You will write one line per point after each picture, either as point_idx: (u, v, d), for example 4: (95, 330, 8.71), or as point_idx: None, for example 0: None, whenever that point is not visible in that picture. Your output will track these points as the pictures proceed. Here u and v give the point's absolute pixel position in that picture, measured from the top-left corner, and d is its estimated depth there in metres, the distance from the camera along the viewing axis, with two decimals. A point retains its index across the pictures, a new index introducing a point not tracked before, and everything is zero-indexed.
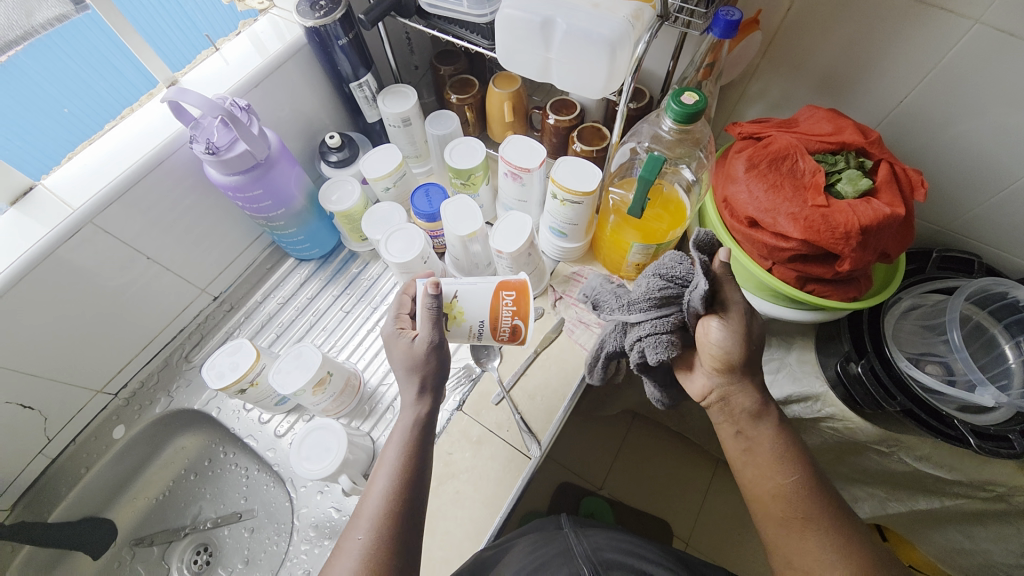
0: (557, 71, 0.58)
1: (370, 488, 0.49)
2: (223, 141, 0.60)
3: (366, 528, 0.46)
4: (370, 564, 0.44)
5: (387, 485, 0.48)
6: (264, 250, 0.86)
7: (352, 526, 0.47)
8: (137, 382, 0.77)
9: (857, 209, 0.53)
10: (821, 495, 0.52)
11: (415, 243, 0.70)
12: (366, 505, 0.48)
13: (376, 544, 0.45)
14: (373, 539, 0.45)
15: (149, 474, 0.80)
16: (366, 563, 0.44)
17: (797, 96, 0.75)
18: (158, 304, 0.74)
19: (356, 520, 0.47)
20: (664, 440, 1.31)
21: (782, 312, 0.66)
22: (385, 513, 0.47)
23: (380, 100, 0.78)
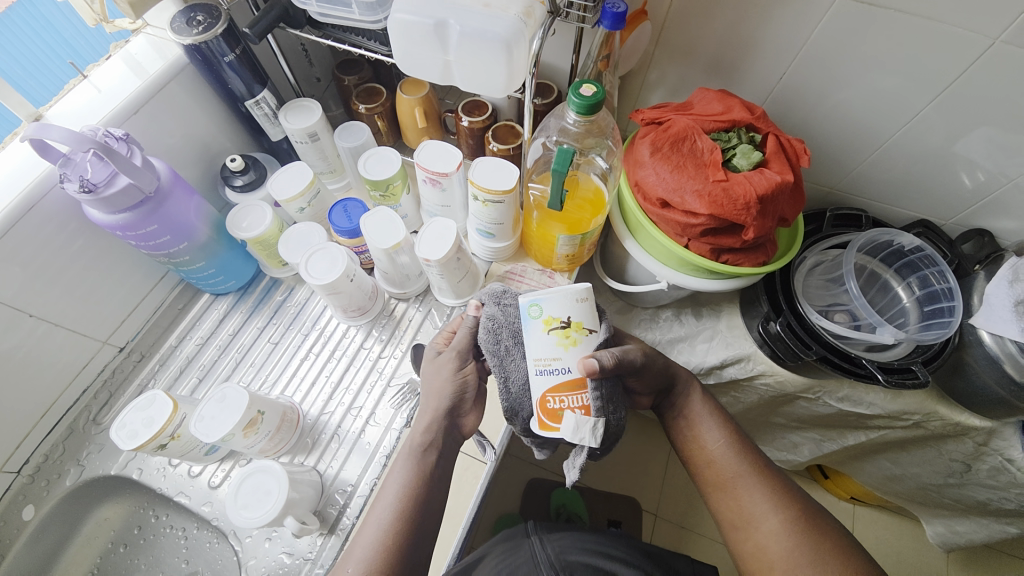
0: (458, 73, 0.57)
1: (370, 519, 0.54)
2: (99, 177, 0.54)
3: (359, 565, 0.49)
4: None
5: (387, 516, 0.52)
6: (173, 289, 0.79)
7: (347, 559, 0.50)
8: (41, 455, 0.68)
9: (752, 181, 0.57)
10: (750, 450, 0.62)
11: (338, 261, 0.67)
12: (364, 535, 0.52)
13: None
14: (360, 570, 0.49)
15: (70, 555, 0.71)
16: None
17: (692, 79, 0.79)
18: (52, 365, 0.66)
19: (352, 554, 0.51)
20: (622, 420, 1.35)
21: (703, 284, 0.70)
22: (382, 546, 0.50)
23: (281, 116, 0.74)
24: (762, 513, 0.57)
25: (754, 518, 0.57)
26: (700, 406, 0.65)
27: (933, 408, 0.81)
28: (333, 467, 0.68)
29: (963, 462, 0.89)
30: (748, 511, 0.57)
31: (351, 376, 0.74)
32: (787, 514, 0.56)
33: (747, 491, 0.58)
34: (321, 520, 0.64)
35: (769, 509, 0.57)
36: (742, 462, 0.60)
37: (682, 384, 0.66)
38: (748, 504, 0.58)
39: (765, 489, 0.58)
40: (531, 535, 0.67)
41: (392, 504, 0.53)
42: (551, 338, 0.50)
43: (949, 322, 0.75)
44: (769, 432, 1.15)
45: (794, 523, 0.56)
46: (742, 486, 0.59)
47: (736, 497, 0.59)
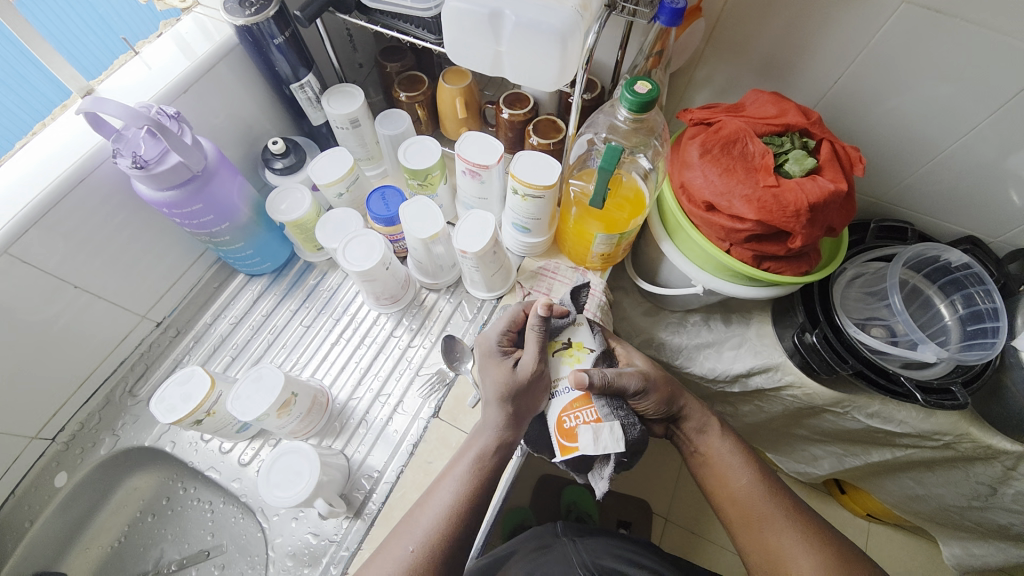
0: (509, 65, 0.56)
1: (426, 503, 0.55)
2: (151, 153, 0.55)
3: (418, 544, 0.51)
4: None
5: (452, 499, 0.53)
6: (210, 268, 0.80)
7: (405, 536, 0.52)
8: (77, 423, 0.70)
9: (804, 188, 0.55)
10: (778, 486, 0.62)
11: (376, 249, 0.67)
12: (419, 519, 0.53)
13: (424, 558, 0.50)
14: (423, 552, 0.50)
15: (101, 520, 0.73)
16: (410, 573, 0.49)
17: (741, 80, 0.77)
18: (91, 335, 0.67)
19: (411, 529, 0.53)
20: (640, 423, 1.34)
21: (741, 291, 0.69)
22: (440, 530, 0.51)
23: (324, 101, 0.74)
24: (792, 551, 0.56)
25: (786, 559, 0.56)
26: (722, 442, 0.64)
27: (966, 430, 0.78)
28: (360, 452, 0.69)
29: (990, 485, 0.86)
30: (777, 551, 0.57)
31: (380, 363, 0.75)
32: (818, 552, 0.56)
33: (776, 529, 0.58)
34: (347, 503, 0.65)
35: (799, 548, 0.56)
36: (770, 500, 0.60)
37: (699, 419, 0.66)
38: (776, 541, 0.57)
39: (796, 526, 0.58)
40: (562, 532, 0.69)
41: (459, 482, 0.54)
42: (557, 361, 0.60)
43: (992, 344, 0.72)
44: (788, 443, 1.14)
45: (827, 563, 0.55)
46: (769, 525, 0.59)
47: (766, 536, 0.58)
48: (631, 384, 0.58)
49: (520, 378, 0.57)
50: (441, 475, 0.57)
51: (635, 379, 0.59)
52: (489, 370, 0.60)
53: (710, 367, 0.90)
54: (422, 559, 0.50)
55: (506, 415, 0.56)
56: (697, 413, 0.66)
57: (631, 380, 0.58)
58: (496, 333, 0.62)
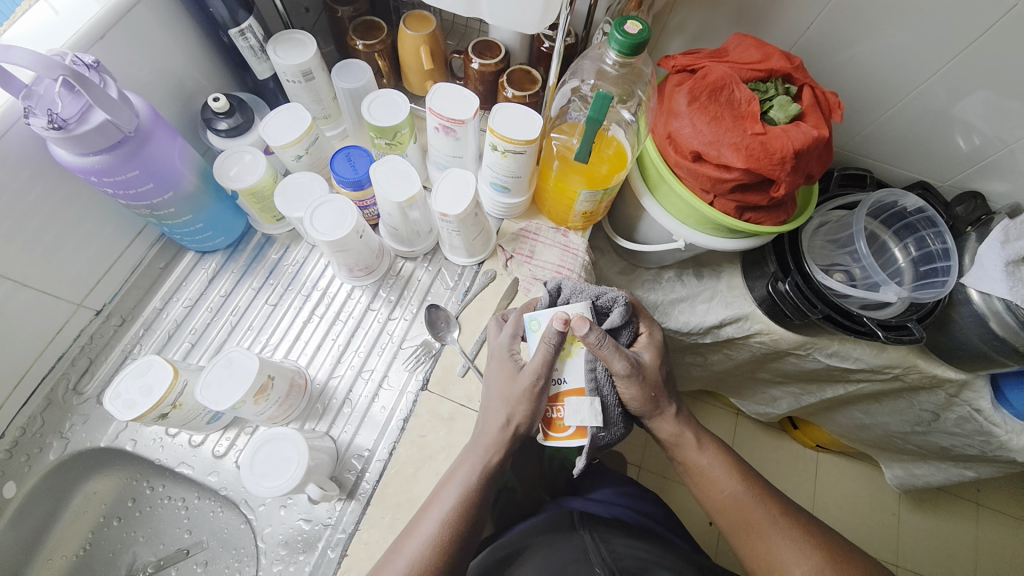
0: (486, 4, 0.51)
1: (409, 539, 0.53)
2: (71, 111, 0.46)
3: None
4: None
5: (435, 533, 0.52)
6: (152, 247, 0.71)
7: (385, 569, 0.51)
8: (17, 429, 0.61)
9: (790, 135, 0.55)
10: (766, 493, 0.63)
11: (347, 216, 0.61)
12: (404, 549, 0.52)
13: None
14: None
15: (58, 531, 0.66)
16: None
17: (716, 25, 0.75)
18: (19, 330, 0.58)
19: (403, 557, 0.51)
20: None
21: (721, 243, 0.70)
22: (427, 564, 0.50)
23: (270, 51, 0.65)
24: (785, 560, 0.58)
25: (784, 566, 0.58)
26: (710, 458, 0.63)
27: (913, 361, 0.85)
28: (347, 433, 0.66)
29: (932, 411, 0.96)
30: (773, 557, 0.59)
31: (359, 339, 0.71)
32: (809, 558, 0.58)
33: (772, 538, 0.60)
34: (339, 485, 0.62)
35: (791, 556, 0.58)
36: (762, 510, 0.61)
37: (675, 436, 0.64)
38: (770, 550, 0.59)
39: (787, 531, 0.60)
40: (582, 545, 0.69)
41: (460, 487, 0.54)
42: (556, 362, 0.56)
43: (944, 282, 0.77)
44: (751, 387, 1.21)
45: (817, 564, 0.57)
46: (762, 533, 0.60)
47: (763, 545, 0.60)
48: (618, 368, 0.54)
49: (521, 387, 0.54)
50: (426, 503, 0.56)
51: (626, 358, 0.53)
52: (494, 379, 0.58)
53: (684, 321, 0.92)
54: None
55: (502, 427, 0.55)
56: (674, 430, 0.63)
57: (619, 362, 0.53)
58: (507, 334, 0.59)
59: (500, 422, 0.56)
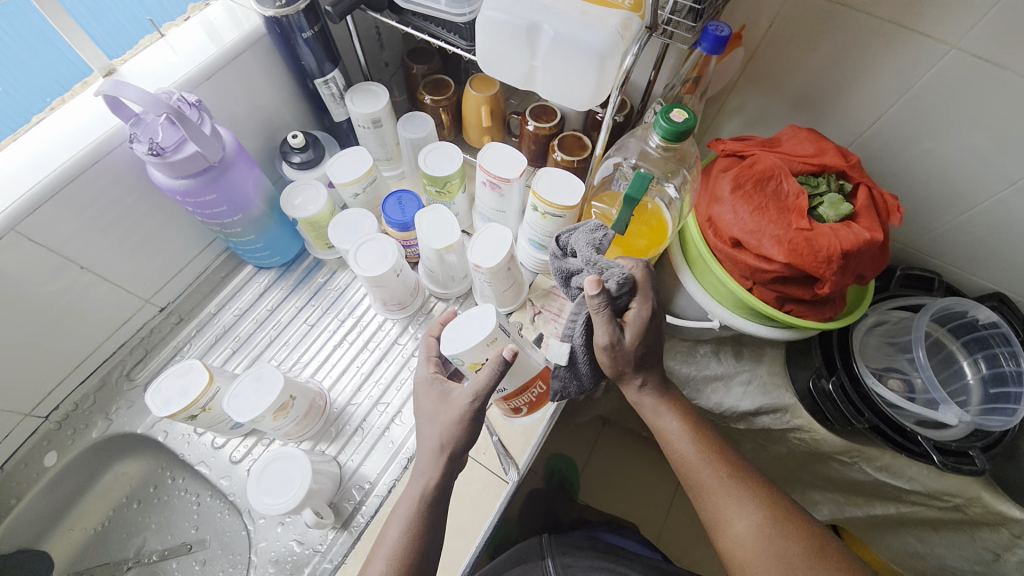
0: (542, 80, 0.54)
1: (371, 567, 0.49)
2: (169, 140, 0.53)
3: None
4: None
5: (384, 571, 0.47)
6: (218, 257, 0.79)
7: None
8: (71, 403, 0.68)
9: (838, 234, 0.53)
10: (720, 451, 0.58)
11: (388, 254, 0.65)
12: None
13: None
14: None
15: (85, 504, 0.71)
16: None
17: (775, 112, 0.75)
18: (92, 317, 0.66)
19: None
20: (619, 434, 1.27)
21: (759, 330, 0.67)
22: None
23: (347, 99, 0.73)
24: (731, 513, 0.54)
25: (728, 519, 0.54)
26: (665, 414, 0.59)
27: (977, 493, 0.76)
28: (354, 460, 0.67)
29: (999, 555, 0.83)
30: (724, 516, 0.54)
31: (381, 369, 0.73)
32: (757, 514, 0.53)
33: (722, 496, 0.55)
34: (335, 513, 0.63)
35: (738, 509, 0.54)
36: (713, 469, 0.57)
37: (648, 403, 0.59)
38: (717, 503, 0.55)
39: (740, 489, 0.55)
40: (547, 559, 0.70)
41: (403, 527, 0.50)
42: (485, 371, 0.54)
43: (1013, 411, 0.69)
44: (787, 485, 1.11)
45: (769, 524, 0.53)
46: (712, 487, 0.56)
47: (715, 505, 0.55)
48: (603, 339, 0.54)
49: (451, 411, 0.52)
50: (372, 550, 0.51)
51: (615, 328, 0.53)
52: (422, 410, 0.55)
53: (717, 402, 0.86)
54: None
55: (433, 452, 0.52)
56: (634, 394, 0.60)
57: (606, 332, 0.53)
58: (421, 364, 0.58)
59: (432, 449, 0.52)
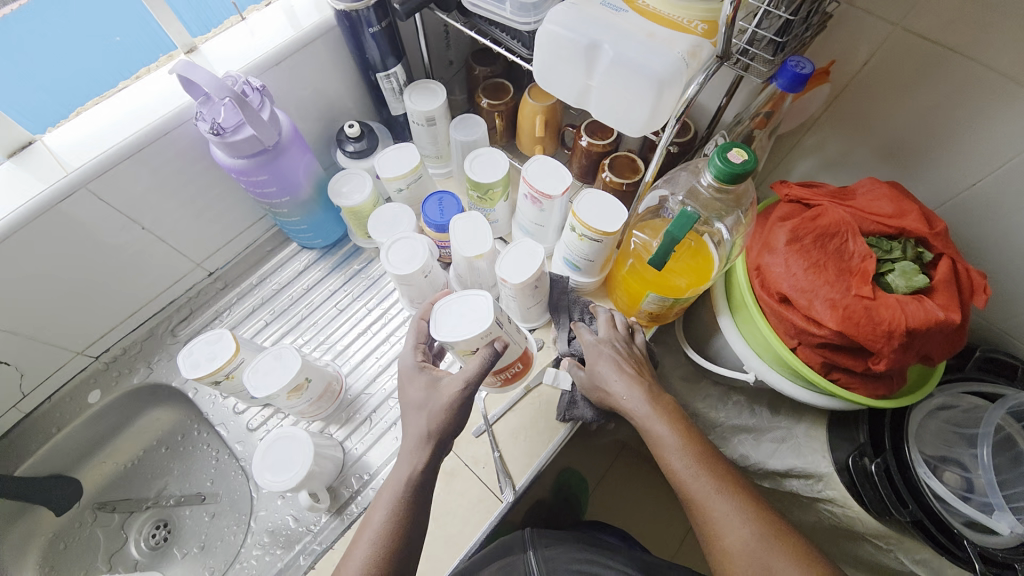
0: (596, 100, 0.52)
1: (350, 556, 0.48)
2: (230, 122, 0.56)
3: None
4: None
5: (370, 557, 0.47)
6: (267, 232, 0.83)
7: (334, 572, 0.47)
8: (120, 348, 0.75)
9: (906, 308, 0.47)
10: (710, 461, 0.54)
11: (419, 253, 0.65)
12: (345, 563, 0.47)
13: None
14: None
15: (120, 440, 0.78)
16: None
17: (856, 158, 0.67)
18: (148, 273, 0.72)
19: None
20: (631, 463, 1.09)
21: (799, 394, 0.61)
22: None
23: (406, 94, 0.74)
24: (727, 526, 0.50)
25: (725, 532, 0.50)
26: (657, 423, 0.57)
27: None
28: (359, 448, 0.69)
29: None
30: (715, 527, 0.51)
31: (399, 364, 0.74)
32: (754, 524, 0.50)
33: (712, 505, 0.52)
34: (333, 497, 0.65)
35: (734, 520, 0.50)
36: (701, 477, 0.53)
37: (643, 415, 0.58)
38: (715, 515, 0.51)
39: (731, 499, 0.51)
40: (529, 552, 0.63)
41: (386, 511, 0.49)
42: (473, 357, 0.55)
43: None
44: None
45: (760, 538, 0.49)
46: (709, 498, 0.52)
47: (704, 516, 0.52)
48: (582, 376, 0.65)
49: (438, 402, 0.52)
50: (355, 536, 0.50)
51: (628, 378, 0.59)
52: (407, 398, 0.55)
53: (742, 455, 0.79)
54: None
55: (420, 439, 0.52)
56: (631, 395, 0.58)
57: (621, 386, 0.59)
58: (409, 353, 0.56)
59: (420, 436, 0.52)
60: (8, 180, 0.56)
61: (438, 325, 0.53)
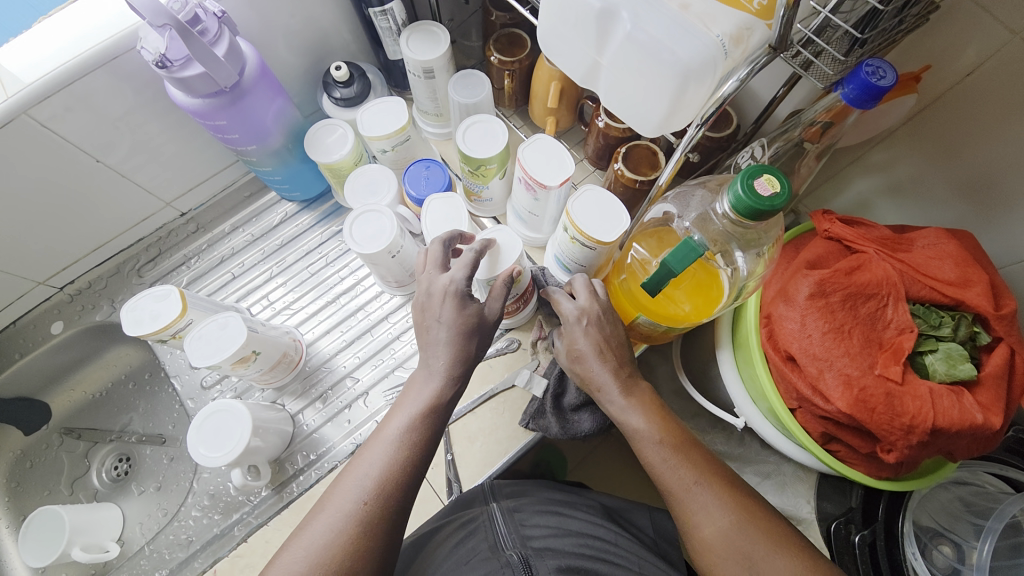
0: (606, 84, 0.41)
1: (317, 519, 0.40)
2: (177, 54, 0.48)
3: (370, 494, 0.40)
4: (345, 549, 0.38)
5: (364, 503, 0.40)
6: (246, 175, 0.77)
7: (346, 489, 0.41)
8: (86, 282, 0.73)
9: (938, 401, 0.39)
10: (689, 443, 0.45)
11: (386, 232, 0.58)
12: (332, 503, 0.40)
13: (376, 513, 0.40)
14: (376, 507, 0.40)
15: (88, 370, 0.77)
16: (356, 537, 0.38)
17: (927, 190, 0.54)
18: (111, 210, 0.67)
19: (353, 481, 0.41)
20: (619, 454, 0.83)
21: (792, 453, 0.53)
22: (358, 526, 0.39)
23: (404, 37, 0.63)
24: (698, 512, 0.42)
25: (694, 516, 0.42)
26: (633, 414, 0.46)
27: None
28: (311, 423, 0.66)
29: None
30: (689, 509, 0.42)
31: (364, 342, 0.70)
32: (731, 509, 0.41)
33: (690, 497, 0.42)
34: (276, 471, 0.63)
35: (706, 503, 0.42)
36: (677, 467, 0.44)
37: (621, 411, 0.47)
38: (686, 500, 0.43)
39: (712, 488, 0.42)
40: (493, 505, 0.55)
41: (408, 418, 0.44)
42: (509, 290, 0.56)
43: None
44: None
45: (740, 522, 0.41)
46: (685, 483, 0.43)
47: (680, 507, 0.43)
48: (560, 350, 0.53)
49: (468, 325, 0.46)
50: (316, 507, 0.41)
51: (613, 368, 0.48)
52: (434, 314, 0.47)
53: None
54: (366, 521, 0.39)
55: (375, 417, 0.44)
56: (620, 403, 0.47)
57: (592, 369, 0.48)
58: (466, 274, 0.47)
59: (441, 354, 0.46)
60: None
61: (507, 261, 0.53)
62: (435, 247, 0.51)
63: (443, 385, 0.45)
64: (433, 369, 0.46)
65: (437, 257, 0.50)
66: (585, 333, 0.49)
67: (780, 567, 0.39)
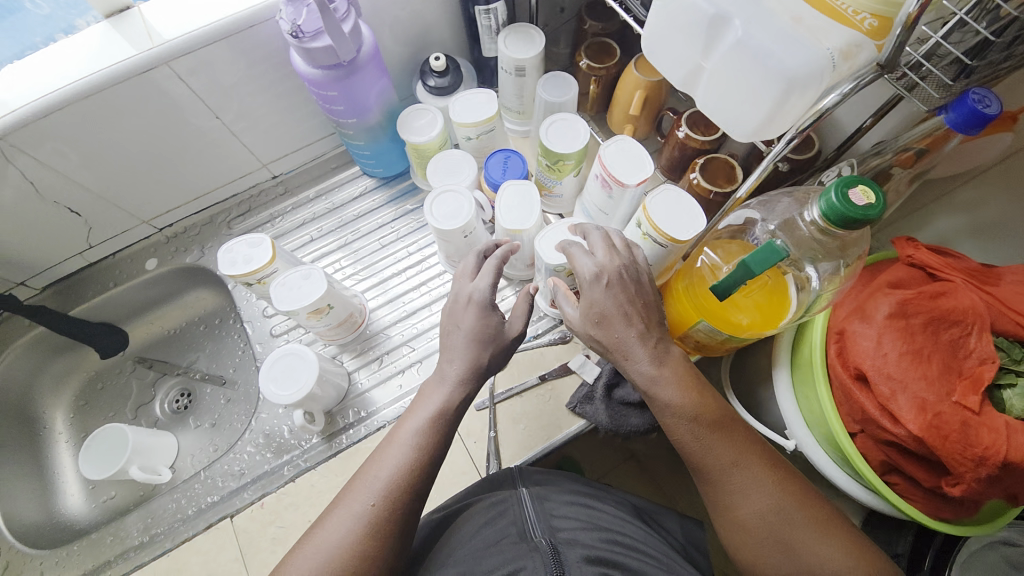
0: (705, 87, 0.43)
1: (339, 512, 0.42)
2: (310, 27, 0.54)
3: (385, 491, 0.42)
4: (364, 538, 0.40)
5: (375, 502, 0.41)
6: (335, 148, 0.83)
7: (362, 486, 0.43)
8: (181, 226, 0.80)
9: (1017, 436, 0.38)
10: (728, 426, 0.44)
11: (464, 211, 0.61)
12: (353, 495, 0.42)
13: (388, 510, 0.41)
14: (387, 505, 0.41)
15: (169, 307, 0.84)
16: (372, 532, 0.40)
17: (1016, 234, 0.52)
18: (216, 164, 0.74)
19: (370, 480, 0.43)
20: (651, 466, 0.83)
21: (846, 485, 0.51)
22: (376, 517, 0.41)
23: (502, 35, 0.67)
24: (736, 497, 0.43)
25: (733, 500, 0.43)
26: (664, 385, 0.45)
27: None
28: (365, 383, 0.69)
29: None
30: (729, 493, 0.43)
31: (424, 315, 0.73)
32: (770, 492, 0.42)
33: (727, 478, 0.43)
34: (328, 422, 0.66)
35: (746, 484, 0.42)
36: (716, 448, 0.44)
37: (648, 378, 0.45)
38: (727, 486, 0.43)
39: (749, 468, 0.43)
40: (523, 488, 0.54)
41: (422, 422, 0.46)
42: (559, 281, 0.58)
43: None
44: None
45: (779, 505, 0.42)
46: (726, 469, 0.43)
47: (717, 493, 0.44)
48: (575, 314, 0.50)
49: None
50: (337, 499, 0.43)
51: (638, 331, 0.45)
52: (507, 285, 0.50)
53: None
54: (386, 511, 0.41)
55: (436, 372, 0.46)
56: (651, 372, 0.45)
57: (616, 332, 0.46)
58: (488, 281, 0.51)
59: None
60: (104, 41, 0.57)
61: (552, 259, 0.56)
62: (471, 258, 0.55)
63: (454, 390, 0.47)
64: (468, 346, 0.49)
65: (471, 267, 0.54)
66: (606, 292, 0.47)
67: (815, 542, 0.41)
